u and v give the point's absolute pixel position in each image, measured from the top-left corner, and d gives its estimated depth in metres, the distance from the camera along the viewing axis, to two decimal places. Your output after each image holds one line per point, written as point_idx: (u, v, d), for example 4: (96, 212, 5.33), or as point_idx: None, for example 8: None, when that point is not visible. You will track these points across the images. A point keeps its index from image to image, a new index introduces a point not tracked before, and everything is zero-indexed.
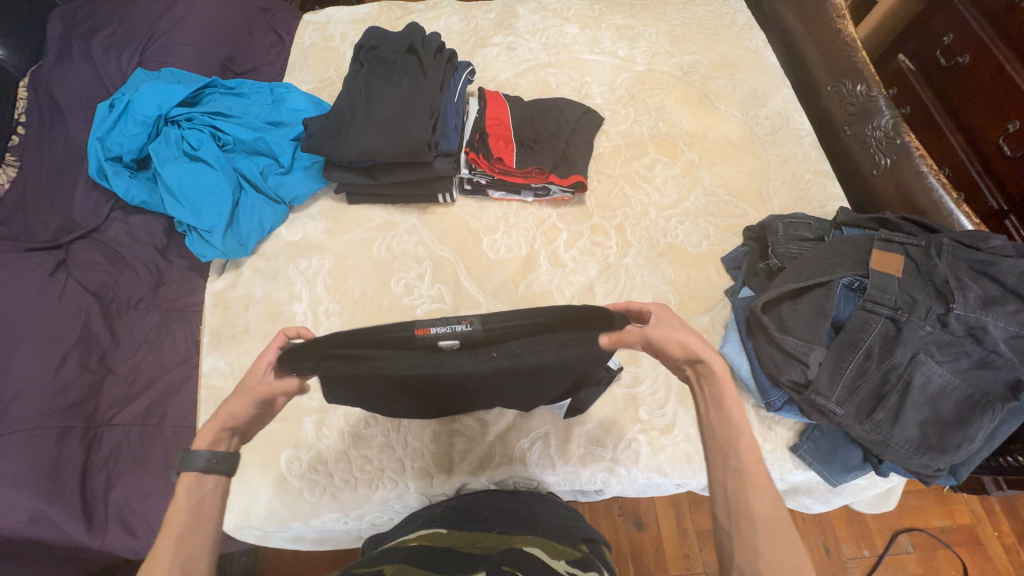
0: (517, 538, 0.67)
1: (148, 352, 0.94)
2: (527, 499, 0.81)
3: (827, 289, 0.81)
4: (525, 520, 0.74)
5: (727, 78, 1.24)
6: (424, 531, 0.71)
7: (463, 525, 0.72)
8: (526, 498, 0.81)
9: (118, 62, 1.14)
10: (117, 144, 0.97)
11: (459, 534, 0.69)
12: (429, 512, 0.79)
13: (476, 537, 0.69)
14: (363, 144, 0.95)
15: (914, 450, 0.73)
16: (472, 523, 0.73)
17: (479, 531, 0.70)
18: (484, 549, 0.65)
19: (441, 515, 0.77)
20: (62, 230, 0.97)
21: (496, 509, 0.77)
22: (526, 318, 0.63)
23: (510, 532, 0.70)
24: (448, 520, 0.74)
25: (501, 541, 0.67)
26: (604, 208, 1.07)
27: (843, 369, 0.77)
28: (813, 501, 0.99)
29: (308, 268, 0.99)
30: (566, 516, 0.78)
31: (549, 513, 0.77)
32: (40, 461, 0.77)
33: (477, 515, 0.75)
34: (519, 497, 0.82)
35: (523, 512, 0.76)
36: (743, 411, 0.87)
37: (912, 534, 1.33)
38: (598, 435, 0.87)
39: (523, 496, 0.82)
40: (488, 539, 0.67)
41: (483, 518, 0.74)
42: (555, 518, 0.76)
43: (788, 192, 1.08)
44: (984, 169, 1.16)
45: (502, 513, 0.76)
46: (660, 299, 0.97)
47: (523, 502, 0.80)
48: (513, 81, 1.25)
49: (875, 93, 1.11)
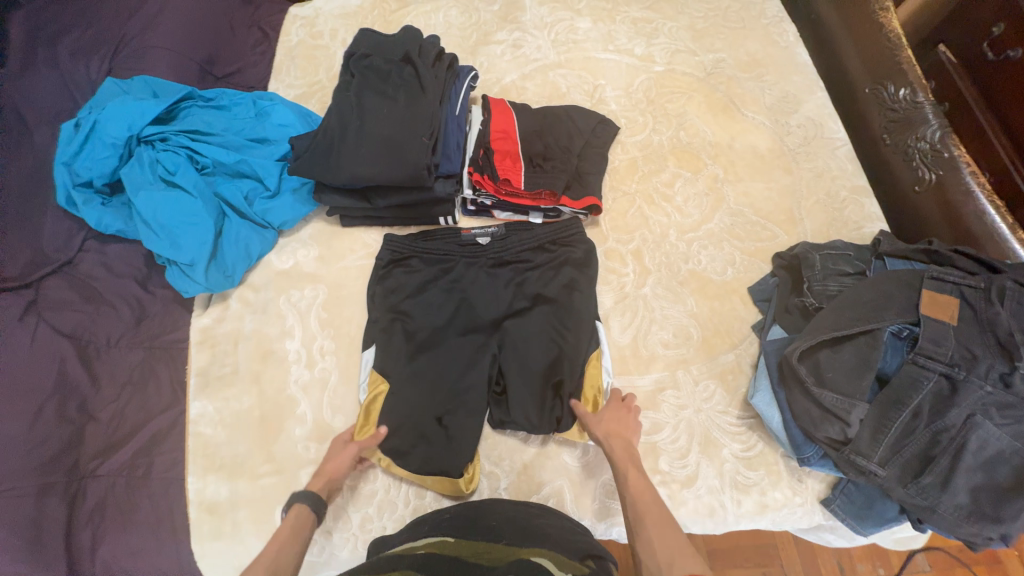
0: (523, 550, 0.61)
1: (132, 394, 0.87)
2: (534, 511, 0.74)
3: (872, 338, 0.73)
4: (531, 532, 0.67)
5: (755, 80, 1.12)
6: (431, 539, 0.66)
7: (472, 532, 0.67)
8: (534, 509, 0.73)
9: (87, 70, 1.04)
10: (86, 169, 0.88)
11: (466, 544, 0.64)
12: (437, 518, 0.73)
13: (482, 547, 0.63)
14: (356, 168, 0.86)
15: (963, 517, 0.67)
16: (480, 530, 0.68)
17: (486, 541, 0.65)
18: (488, 562, 0.59)
19: (450, 521, 0.71)
20: (32, 264, 0.88)
21: (504, 518, 0.71)
22: (511, 278, 0.94)
23: (518, 542, 0.64)
24: (455, 529, 0.69)
25: (507, 552, 0.61)
26: (619, 231, 0.99)
27: (888, 428, 0.70)
28: (835, 537, 0.91)
29: (300, 301, 0.94)
30: (574, 530, 0.70)
31: (557, 525, 0.70)
32: (20, 525, 0.73)
33: (484, 525, 0.69)
34: (525, 507, 0.74)
35: (528, 523, 0.69)
36: (772, 462, 0.81)
37: (930, 554, 1.29)
38: (614, 487, 0.81)
39: (530, 506, 0.75)
40: (495, 551, 0.62)
41: (491, 527, 0.68)
42: (563, 531, 0.68)
43: (821, 212, 0.99)
44: None
45: (510, 524, 0.69)
46: (681, 335, 0.90)
47: (530, 513, 0.73)
48: (520, 84, 1.14)
49: (923, 99, 1.01)
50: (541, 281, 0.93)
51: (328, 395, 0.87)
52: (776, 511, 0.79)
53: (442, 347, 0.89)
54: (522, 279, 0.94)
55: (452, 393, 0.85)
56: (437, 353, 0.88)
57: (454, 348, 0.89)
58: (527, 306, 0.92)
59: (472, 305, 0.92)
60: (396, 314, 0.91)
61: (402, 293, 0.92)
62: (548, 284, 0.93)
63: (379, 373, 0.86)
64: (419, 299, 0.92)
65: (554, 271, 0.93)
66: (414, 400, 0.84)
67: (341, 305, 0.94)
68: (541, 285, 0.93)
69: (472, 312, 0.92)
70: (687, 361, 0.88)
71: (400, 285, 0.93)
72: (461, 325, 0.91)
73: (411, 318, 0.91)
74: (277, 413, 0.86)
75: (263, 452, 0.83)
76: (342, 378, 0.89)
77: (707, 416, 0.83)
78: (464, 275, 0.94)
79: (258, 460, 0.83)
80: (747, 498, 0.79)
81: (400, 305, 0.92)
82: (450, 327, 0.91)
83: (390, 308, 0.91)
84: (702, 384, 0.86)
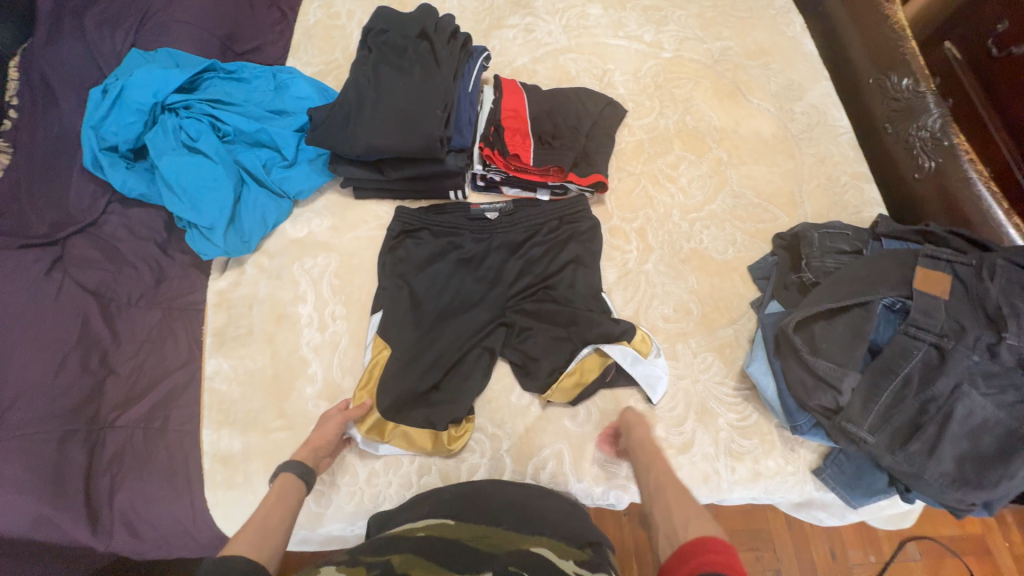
0: (524, 537, 0.64)
1: (150, 351, 0.90)
2: (534, 493, 0.76)
3: (866, 311, 0.75)
4: (532, 518, 0.70)
5: (761, 67, 1.15)
6: (433, 519, 0.69)
7: (474, 513, 0.70)
8: (534, 492, 0.76)
9: (112, 42, 1.08)
10: (112, 133, 0.91)
11: (468, 525, 0.67)
12: (438, 497, 0.74)
13: (484, 531, 0.66)
14: (372, 139, 0.89)
15: (948, 484, 0.69)
16: (481, 512, 0.70)
17: (488, 524, 0.67)
18: (492, 547, 0.62)
19: (449, 501, 0.73)
20: (59, 223, 0.92)
21: (505, 500, 0.73)
22: (516, 251, 0.97)
23: (518, 528, 0.67)
24: (457, 508, 0.71)
25: (509, 538, 0.64)
26: (624, 209, 1.02)
27: (878, 397, 0.72)
28: (827, 516, 0.96)
29: (313, 268, 0.97)
30: (574, 516, 0.72)
31: (557, 510, 0.73)
32: (43, 467, 0.76)
33: (486, 505, 0.72)
34: (525, 490, 0.76)
35: (529, 508, 0.72)
36: (766, 431, 0.83)
37: (921, 543, 1.31)
38: (613, 452, 0.83)
39: (529, 488, 0.77)
40: (497, 536, 0.65)
41: (492, 508, 0.71)
42: (565, 517, 0.71)
43: (822, 196, 1.01)
44: None
45: (511, 507, 0.71)
46: (681, 310, 0.93)
47: (530, 495, 0.75)
48: (531, 67, 1.17)
49: (925, 89, 1.03)
50: (545, 253, 0.96)
51: (338, 357, 0.90)
52: (769, 479, 0.82)
53: (449, 315, 0.92)
54: (527, 252, 0.97)
55: (457, 358, 0.88)
56: (444, 321, 0.92)
57: (459, 317, 0.92)
58: (530, 278, 0.95)
59: (478, 275, 0.95)
60: (403, 281, 0.94)
61: (409, 264, 0.95)
62: (551, 257, 0.96)
63: (383, 339, 0.89)
64: (426, 269, 0.95)
65: (557, 245, 0.97)
66: (421, 363, 0.88)
67: (350, 272, 0.97)
68: (544, 258, 0.96)
69: (478, 282, 0.95)
70: (686, 335, 0.90)
71: (409, 257, 0.96)
72: (467, 295, 0.94)
73: (418, 287, 0.94)
74: (289, 372, 0.89)
75: (275, 409, 0.87)
76: (351, 341, 0.92)
77: (704, 387, 0.86)
78: (470, 246, 0.97)
79: (271, 416, 0.86)
80: (740, 465, 0.82)
81: (408, 273, 0.95)
82: (456, 296, 0.93)
83: (398, 276, 0.94)
84: (700, 356, 0.88)
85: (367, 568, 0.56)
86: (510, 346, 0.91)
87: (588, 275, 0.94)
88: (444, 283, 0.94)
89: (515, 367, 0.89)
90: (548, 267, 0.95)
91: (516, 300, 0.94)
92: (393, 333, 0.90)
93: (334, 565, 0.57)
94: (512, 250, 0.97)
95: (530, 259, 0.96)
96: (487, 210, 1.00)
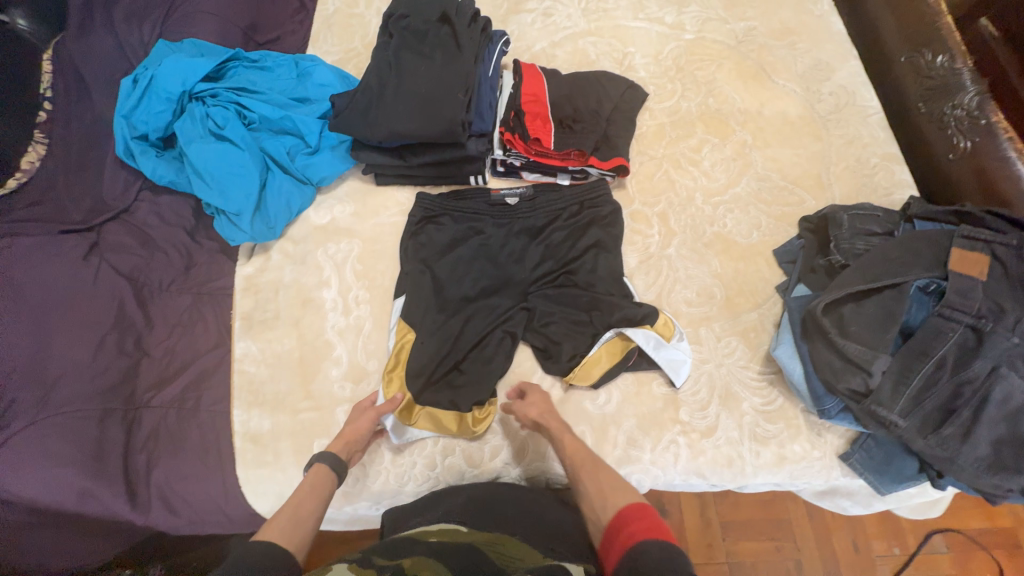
0: (535, 549, 0.65)
1: (181, 335, 0.93)
2: (545, 503, 0.78)
3: (898, 292, 0.73)
4: (546, 531, 0.71)
5: (787, 47, 1.12)
6: (445, 526, 0.69)
7: (485, 522, 0.71)
8: (544, 501, 0.78)
9: (140, 34, 1.10)
10: (143, 122, 0.94)
11: (479, 533, 0.67)
12: (455, 500, 0.77)
13: (495, 538, 0.66)
14: (393, 124, 0.90)
15: (984, 469, 0.68)
16: (493, 522, 0.72)
17: (501, 533, 0.68)
18: (504, 554, 0.62)
19: (462, 507, 0.75)
20: (94, 211, 0.96)
21: (518, 511, 0.75)
22: (537, 236, 0.97)
23: (530, 539, 0.68)
24: (470, 516, 0.72)
25: (521, 548, 0.64)
26: (646, 193, 1.01)
27: (910, 380, 0.71)
28: (851, 504, 0.96)
29: (336, 253, 0.98)
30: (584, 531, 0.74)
31: (567, 525, 0.74)
32: (85, 443, 0.79)
33: (500, 514, 0.73)
34: (537, 501, 0.78)
35: (541, 518, 0.74)
36: (791, 416, 0.82)
37: (948, 535, 1.28)
38: (635, 435, 0.83)
39: (540, 496, 0.80)
40: (508, 544, 0.65)
41: (504, 517, 0.73)
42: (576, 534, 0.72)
43: (850, 178, 0.99)
44: None
45: (525, 518, 0.73)
46: (704, 294, 0.92)
47: (541, 505, 0.77)
48: (550, 51, 1.16)
49: (960, 65, 0.99)
50: (565, 238, 0.96)
51: (362, 341, 0.92)
52: (794, 464, 0.81)
53: (470, 299, 0.93)
54: (548, 237, 0.96)
55: (479, 342, 0.89)
56: (466, 305, 0.92)
57: (481, 301, 0.93)
58: (551, 263, 0.95)
59: (499, 260, 0.96)
60: (425, 266, 0.95)
61: (431, 250, 0.96)
62: (572, 242, 0.96)
63: (406, 323, 0.90)
64: (448, 254, 0.96)
65: (578, 230, 0.96)
66: (444, 347, 0.88)
67: (373, 257, 0.98)
68: (565, 243, 0.96)
69: (499, 266, 0.95)
70: (709, 319, 0.90)
71: (430, 242, 0.97)
72: (488, 279, 0.94)
73: (439, 272, 0.94)
74: (315, 355, 0.91)
75: (302, 390, 0.89)
76: (375, 325, 0.93)
77: (728, 371, 0.85)
78: (490, 231, 0.97)
79: (298, 397, 0.88)
80: (765, 449, 0.81)
81: (429, 258, 0.96)
82: (477, 281, 0.94)
83: (419, 261, 0.95)
84: (724, 341, 0.88)
85: (377, 569, 0.55)
86: (531, 330, 0.91)
87: (609, 259, 0.93)
88: (465, 267, 0.95)
89: (537, 351, 0.89)
90: (570, 252, 0.95)
91: (538, 285, 0.94)
92: (416, 317, 0.91)
93: (346, 563, 0.56)
94: (533, 235, 0.97)
95: (550, 244, 0.96)
96: (507, 195, 1.00)
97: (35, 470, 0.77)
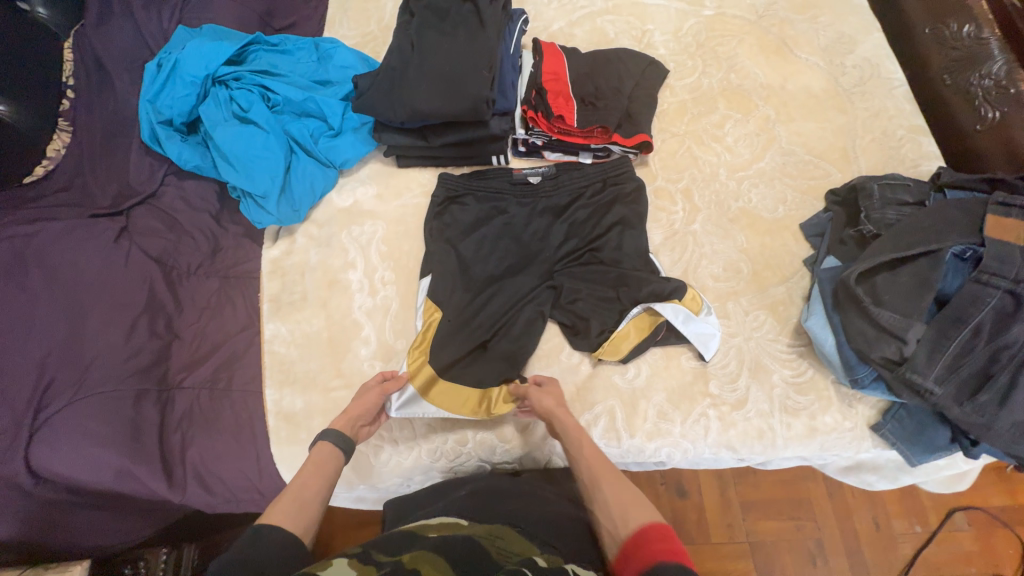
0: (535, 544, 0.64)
1: (211, 317, 0.94)
2: (548, 495, 0.79)
3: (933, 260, 0.73)
4: (551, 524, 0.70)
5: (809, 21, 1.11)
6: (448, 517, 0.69)
7: (488, 514, 0.70)
8: (549, 496, 0.78)
9: (159, 20, 1.09)
10: (168, 107, 0.95)
11: (481, 522, 0.67)
12: (455, 494, 0.78)
13: (497, 528, 0.66)
14: (417, 103, 0.90)
15: (1021, 434, 0.68)
16: (497, 513, 0.71)
17: (504, 524, 0.67)
18: (503, 547, 0.62)
19: (464, 500, 0.75)
20: (121, 195, 0.97)
21: (520, 505, 0.75)
22: (561, 215, 0.97)
23: (534, 532, 0.68)
24: (470, 509, 0.72)
25: (524, 542, 0.64)
26: (669, 170, 1.00)
27: (946, 347, 0.70)
28: (878, 479, 0.96)
29: (361, 235, 0.98)
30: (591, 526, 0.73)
31: (574, 518, 0.75)
32: (120, 422, 0.79)
33: (504, 507, 0.73)
34: (541, 496, 0.78)
35: (546, 511, 0.74)
36: (822, 387, 0.82)
37: (969, 513, 1.24)
38: (666, 408, 0.83)
39: (544, 492, 0.80)
40: (508, 536, 0.64)
41: (506, 510, 0.73)
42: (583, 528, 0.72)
43: (877, 150, 0.98)
44: None
45: (527, 510, 0.73)
46: (731, 269, 0.91)
47: (545, 500, 0.77)
48: (568, 30, 1.15)
49: (988, 34, 0.98)
50: (590, 217, 0.96)
51: (390, 321, 0.93)
52: (825, 435, 0.81)
53: (497, 278, 0.93)
54: (572, 216, 0.96)
55: (508, 320, 0.89)
56: (493, 284, 0.92)
57: (507, 280, 0.93)
58: (576, 241, 0.95)
59: (523, 239, 0.96)
60: (450, 246, 0.95)
61: (455, 230, 0.96)
62: (597, 220, 0.95)
63: (433, 302, 0.90)
64: (472, 234, 0.96)
65: (603, 208, 0.96)
66: (472, 325, 0.89)
67: (397, 237, 0.98)
68: (590, 221, 0.96)
69: (525, 245, 0.95)
70: (736, 293, 0.90)
71: (453, 224, 0.97)
72: (514, 258, 0.94)
73: (464, 252, 0.95)
74: (344, 335, 0.92)
75: (332, 369, 0.90)
76: (402, 305, 0.94)
77: (757, 344, 0.85)
78: (515, 211, 0.97)
79: (329, 376, 0.89)
80: (796, 421, 0.81)
81: (454, 238, 0.96)
82: (502, 260, 0.94)
83: (444, 241, 0.95)
84: (753, 314, 0.87)
85: (376, 565, 0.55)
86: (558, 308, 0.91)
87: (636, 235, 0.93)
88: (490, 247, 0.95)
89: (565, 328, 0.89)
90: (595, 230, 0.95)
91: (564, 263, 0.94)
92: (443, 296, 0.91)
93: (346, 557, 0.56)
94: (557, 214, 0.97)
95: (575, 223, 0.96)
96: (530, 175, 1.00)
97: (73, 450, 0.77)
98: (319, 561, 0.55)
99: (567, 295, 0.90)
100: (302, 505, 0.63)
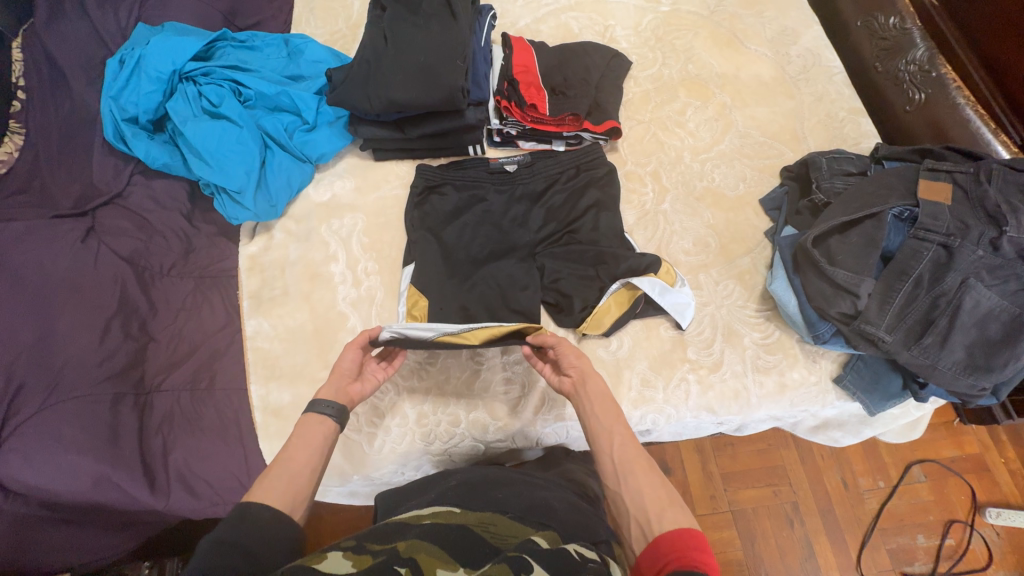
0: (526, 529, 0.65)
1: (188, 318, 0.91)
2: (538, 482, 0.79)
3: (877, 221, 0.81)
4: (543, 508, 0.72)
5: (756, 16, 1.19)
6: (437, 508, 0.68)
7: (477, 502, 0.70)
8: (538, 482, 0.79)
9: (116, 18, 1.04)
10: (133, 103, 0.92)
11: (470, 512, 0.66)
12: (446, 483, 0.77)
13: (487, 518, 0.66)
14: (393, 93, 0.91)
15: (960, 370, 0.76)
16: (484, 501, 0.71)
17: (493, 513, 0.67)
18: (496, 536, 0.62)
19: (454, 490, 0.74)
20: (84, 196, 0.94)
21: (509, 490, 0.74)
22: (540, 199, 1.00)
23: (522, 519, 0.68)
24: (459, 499, 0.71)
25: (514, 529, 0.64)
26: (638, 155, 1.06)
27: (893, 298, 0.78)
28: (843, 435, 1.03)
29: (340, 228, 0.98)
30: (577, 508, 0.74)
31: (566, 500, 0.75)
32: (96, 427, 0.75)
33: (494, 495, 0.73)
34: (525, 481, 0.78)
35: (531, 498, 0.73)
36: (788, 347, 0.89)
37: (925, 465, 1.34)
38: (649, 376, 0.88)
39: (534, 478, 0.80)
40: (500, 524, 0.65)
41: (497, 497, 0.72)
42: (570, 510, 0.73)
43: (822, 131, 1.07)
44: (994, 83, 0.97)
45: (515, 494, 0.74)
46: (701, 244, 0.97)
47: (533, 485, 0.78)
48: (534, 26, 1.19)
49: (910, 25, 1.10)
50: (567, 200, 1.00)
51: (376, 309, 0.93)
52: (794, 391, 0.88)
53: (479, 264, 0.95)
54: (551, 201, 1.00)
55: (493, 303, 0.92)
56: (476, 269, 0.95)
57: (489, 264, 0.95)
58: (556, 224, 0.98)
59: (503, 224, 0.98)
60: (431, 234, 0.96)
61: (436, 219, 0.98)
62: (574, 203, 0.99)
63: (417, 288, 0.91)
64: (454, 221, 0.98)
65: (578, 192, 0.99)
66: (458, 308, 0.91)
67: (378, 229, 0.99)
68: (567, 205, 0.99)
69: (505, 231, 0.98)
70: (707, 266, 0.95)
71: (433, 214, 0.98)
72: (496, 242, 0.97)
73: (446, 240, 0.96)
74: (329, 327, 0.91)
75: (319, 360, 0.89)
76: (387, 296, 0.94)
77: (728, 311, 0.91)
78: (495, 198, 0.99)
79: (317, 367, 0.89)
80: (768, 378, 0.87)
81: (434, 226, 0.97)
82: (485, 246, 0.96)
83: (424, 230, 0.96)
84: (723, 284, 0.93)
85: (371, 555, 0.54)
86: (542, 288, 0.94)
87: (612, 215, 0.97)
88: (472, 234, 0.97)
89: (550, 306, 0.93)
90: (573, 212, 0.98)
91: (544, 246, 0.97)
92: (427, 283, 0.91)
93: (340, 550, 0.54)
94: (536, 198, 1.00)
95: (553, 207, 0.99)
96: (506, 162, 1.02)
97: (47, 459, 0.72)
98: (312, 554, 0.52)
99: (550, 276, 0.94)
100: (290, 482, 0.60)
